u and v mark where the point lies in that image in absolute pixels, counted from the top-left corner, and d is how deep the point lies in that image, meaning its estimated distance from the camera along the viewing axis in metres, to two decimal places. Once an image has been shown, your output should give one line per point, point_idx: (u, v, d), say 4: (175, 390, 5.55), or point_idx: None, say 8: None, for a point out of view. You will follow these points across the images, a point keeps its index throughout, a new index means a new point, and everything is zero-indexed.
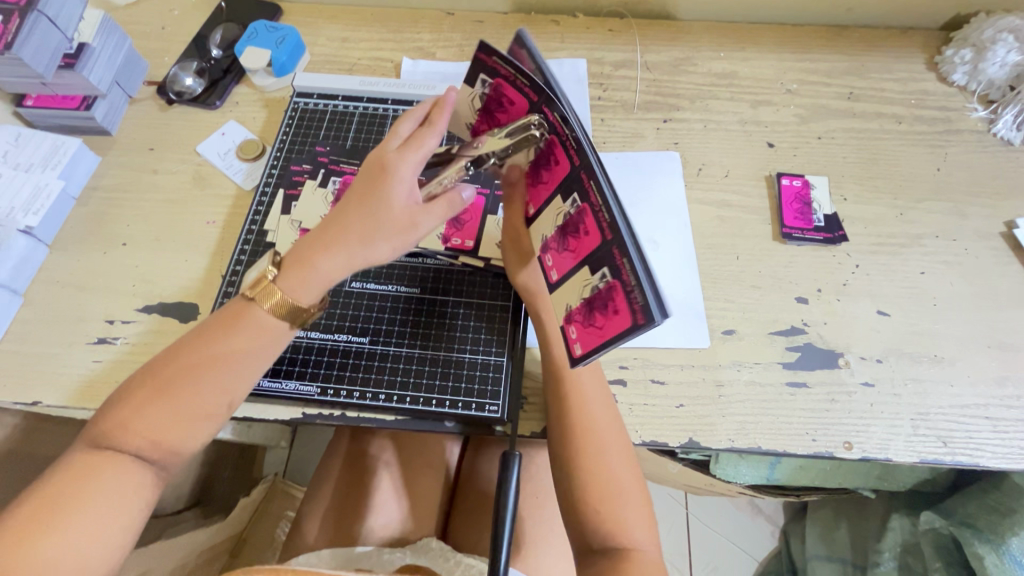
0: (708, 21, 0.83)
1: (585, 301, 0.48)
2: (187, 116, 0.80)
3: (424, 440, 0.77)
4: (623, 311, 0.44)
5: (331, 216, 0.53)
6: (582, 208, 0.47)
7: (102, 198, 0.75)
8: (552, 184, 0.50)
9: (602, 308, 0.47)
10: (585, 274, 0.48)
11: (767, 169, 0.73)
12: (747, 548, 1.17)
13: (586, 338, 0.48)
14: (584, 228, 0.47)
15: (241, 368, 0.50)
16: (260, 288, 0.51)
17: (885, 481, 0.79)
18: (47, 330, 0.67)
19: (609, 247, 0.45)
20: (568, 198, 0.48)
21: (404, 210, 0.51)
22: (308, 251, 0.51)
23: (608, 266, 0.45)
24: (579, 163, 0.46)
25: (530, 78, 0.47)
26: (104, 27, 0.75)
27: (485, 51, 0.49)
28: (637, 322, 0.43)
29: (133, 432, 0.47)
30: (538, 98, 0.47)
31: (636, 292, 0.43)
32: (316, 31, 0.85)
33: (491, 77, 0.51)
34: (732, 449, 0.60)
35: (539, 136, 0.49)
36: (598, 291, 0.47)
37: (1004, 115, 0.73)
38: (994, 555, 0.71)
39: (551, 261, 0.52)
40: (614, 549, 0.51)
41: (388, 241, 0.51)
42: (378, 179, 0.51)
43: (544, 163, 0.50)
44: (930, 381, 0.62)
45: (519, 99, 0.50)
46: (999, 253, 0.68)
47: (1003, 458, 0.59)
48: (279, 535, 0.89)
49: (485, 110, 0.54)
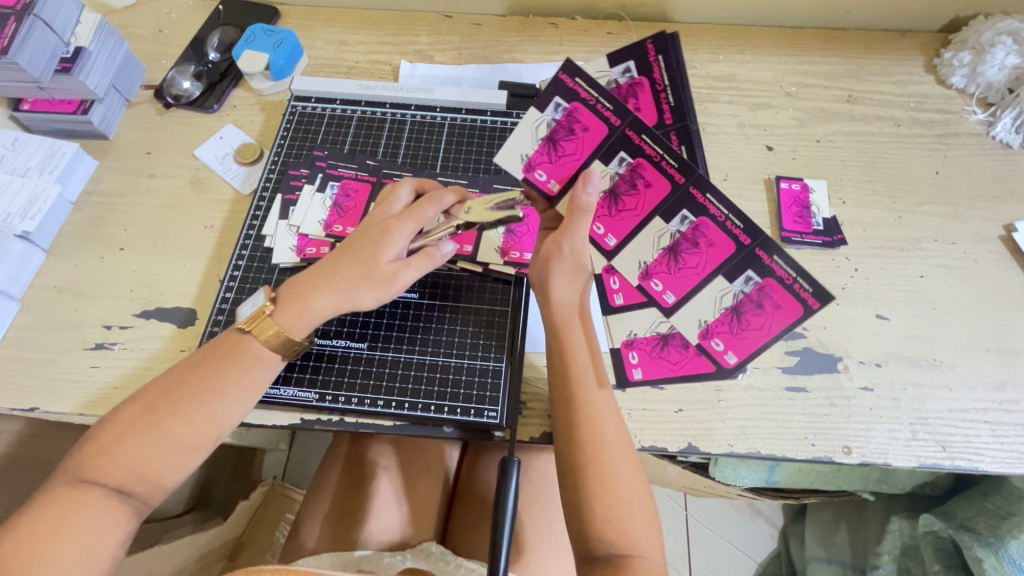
0: (707, 23, 0.83)
1: (731, 311, 0.60)
2: (184, 119, 0.80)
3: (423, 443, 0.77)
4: (786, 303, 0.58)
5: (326, 262, 0.57)
6: (702, 223, 0.57)
7: (99, 203, 0.75)
8: (642, 208, 0.57)
9: (754, 308, 0.59)
10: (722, 283, 0.59)
11: (766, 173, 0.73)
12: (747, 549, 1.16)
13: (650, 366, 0.63)
14: (705, 241, 0.58)
15: (232, 401, 0.53)
16: (258, 323, 0.55)
17: (884, 483, 0.80)
18: (45, 335, 0.67)
19: (749, 252, 0.57)
20: (675, 217, 0.57)
21: (387, 264, 0.56)
22: (303, 291, 0.56)
23: (753, 269, 0.58)
24: (688, 180, 0.55)
25: (672, 97, 0.72)
26: (101, 30, 0.75)
27: (565, 74, 0.54)
28: (808, 308, 0.57)
29: (120, 459, 0.49)
30: (624, 121, 0.54)
31: (799, 285, 0.57)
32: (313, 34, 0.85)
33: (567, 100, 0.55)
34: (732, 454, 0.60)
35: (626, 161, 0.55)
36: (743, 295, 0.59)
37: (1003, 118, 0.73)
38: (993, 558, 0.70)
39: (664, 285, 0.61)
40: (617, 556, 0.51)
41: (369, 290, 0.56)
42: (376, 235, 0.56)
43: (627, 188, 0.57)
44: (929, 386, 0.62)
45: (598, 124, 0.55)
46: (999, 257, 0.68)
47: (1003, 463, 0.59)
48: (279, 539, 0.88)
49: (549, 139, 0.56)
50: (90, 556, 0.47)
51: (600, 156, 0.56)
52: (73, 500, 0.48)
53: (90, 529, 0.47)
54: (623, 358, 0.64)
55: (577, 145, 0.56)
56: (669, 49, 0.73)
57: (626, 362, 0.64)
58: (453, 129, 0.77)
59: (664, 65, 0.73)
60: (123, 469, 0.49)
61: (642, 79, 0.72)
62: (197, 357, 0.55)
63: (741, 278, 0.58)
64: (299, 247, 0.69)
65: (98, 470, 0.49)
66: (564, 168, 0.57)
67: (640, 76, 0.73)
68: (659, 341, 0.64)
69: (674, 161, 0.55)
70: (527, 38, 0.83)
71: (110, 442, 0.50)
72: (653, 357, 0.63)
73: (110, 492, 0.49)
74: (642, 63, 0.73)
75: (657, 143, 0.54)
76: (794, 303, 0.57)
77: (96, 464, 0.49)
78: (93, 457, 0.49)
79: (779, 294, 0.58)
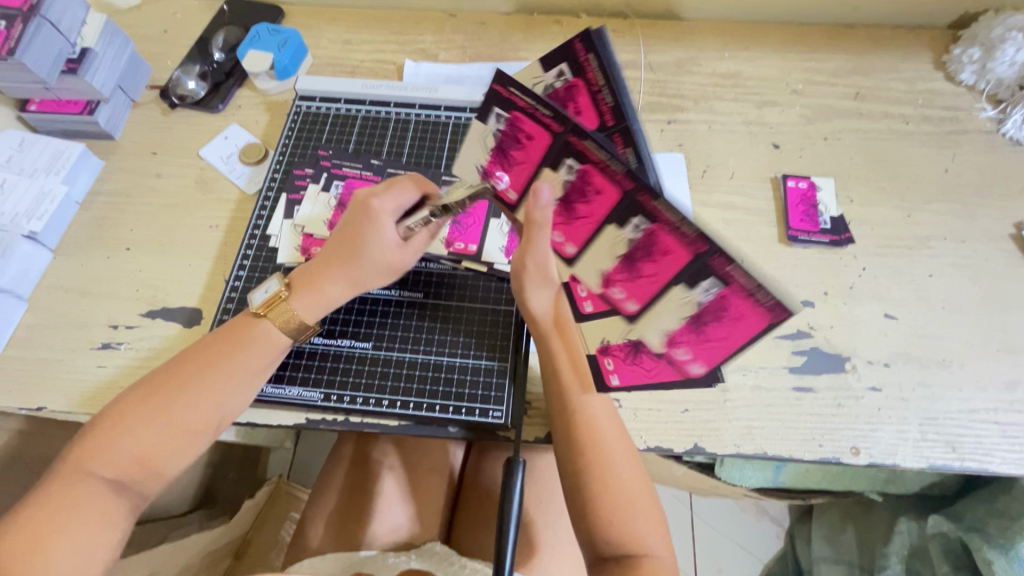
0: (713, 20, 0.82)
1: (693, 324, 0.44)
2: (189, 120, 0.80)
3: (427, 444, 0.77)
4: (751, 316, 0.40)
5: (328, 247, 0.59)
6: (652, 228, 0.41)
7: (106, 203, 0.75)
8: (594, 215, 0.45)
9: (718, 320, 0.42)
10: (681, 294, 0.43)
11: (772, 171, 0.73)
12: (754, 549, 1.16)
13: (624, 371, 0.51)
14: (658, 247, 0.41)
15: (240, 382, 0.54)
16: (274, 307, 0.57)
17: (893, 484, 0.79)
18: (52, 335, 0.67)
19: (705, 259, 0.39)
20: (626, 223, 0.42)
21: (390, 248, 0.58)
22: (317, 276, 0.58)
23: (711, 277, 0.40)
24: (635, 184, 0.40)
25: (611, 95, 0.51)
26: (107, 31, 0.75)
27: (499, 83, 0.46)
28: (776, 320, 0.40)
29: (127, 442, 0.50)
30: (564, 126, 0.43)
31: (763, 296, 0.39)
32: (318, 33, 0.85)
33: (506, 109, 0.47)
34: (738, 455, 0.60)
35: (571, 167, 0.44)
36: (705, 306, 0.42)
37: (1013, 115, 0.72)
38: (1003, 560, 0.70)
39: (626, 293, 0.47)
40: (626, 556, 0.51)
41: (380, 272, 0.59)
42: (363, 222, 0.56)
43: (578, 195, 0.45)
44: (939, 386, 0.61)
45: (540, 132, 0.45)
46: (1008, 256, 0.67)
47: (1013, 463, 0.58)
48: (285, 537, 0.90)
49: (501, 151, 0.50)
50: (92, 545, 0.47)
51: (548, 164, 0.46)
52: (71, 491, 0.48)
53: (95, 514, 0.48)
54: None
55: (526, 154, 0.47)
56: (608, 41, 0.51)
57: (601, 368, 0.53)
58: (456, 129, 0.77)
59: (596, 64, 0.52)
60: (129, 455, 0.50)
61: (575, 81, 0.53)
62: (202, 342, 0.56)
63: (700, 288, 0.41)
64: (303, 246, 0.69)
65: (103, 456, 0.49)
66: (520, 178, 0.49)
67: (575, 77, 0.53)
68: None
69: (618, 166, 0.40)
70: (531, 36, 0.83)
71: (111, 429, 0.50)
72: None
73: (111, 480, 0.49)
74: (574, 64, 0.53)
75: (599, 146, 0.41)
76: (758, 314, 0.40)
77: (96, 451, 0.49)
78: (96, 446, 0.50)
79: (738, 306, 0.40)
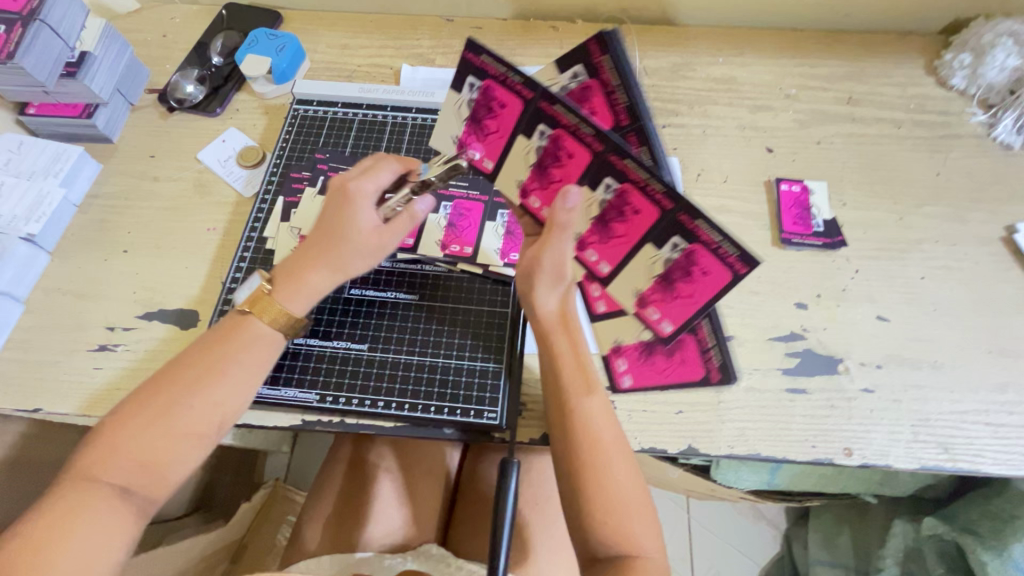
0: (708, 26, 0.83)
1: (662, 279, 0.54)
2: (187, 123, 0.81)
3: (424, 446, 0.77)
4: (715, 270, 0.51)
5: (309, 238, 0.59)
6: (624, 188, 0.50)
7: (103, 206, 0.76)
8: (568, 178, 0.52)
9: (685, 276, 0.52)
10: (650, 252, 0.53)
11: (766, 175, 0.73)
12: (750, 553, 1.16)
13: (638, 372, 0.63)
14: (631, 207, 0.51)
15: (236, 380, 0.54)
16: (259, 302, 0.57)
17: (886, 486, 0.79)
18: (48, 337, 0.67)
19: (673, 216, 0.49)
20: (599, 185, 0.51)
21: (367, 230, 0.57)
22: (296, 267, 0.58)
23: (680, 234, 0.50)
24: (606, 147, 0.48)
25: (626, 96, 0.53)
26: (106, 35, 0.76)
27: (472, 52, 0.51)
28: (738, 273, 0.50)
29: (128, 449, 0.50)
30: (535, 93, 0.49)
31: (726, 250, 0.48)
32: (315, 38, 0.86)
33: (550, 127, 0.50)
34: (731, 456, 0.60)
35: (545, 132, 0.51)
36: (672, 262, 0.52)
37: (1004, 120, 0.73)
38: (996, 561, 0.70)
39: (598, 255, 0.56)
40: (620, 558, 0.51)
41: (359, 256, 0.58)
42: (340, 204, 0.57)
43: (553, 159, 0.52)
44: (931, 387, 0.62)
45: (512, 99, 0.51)
46: (999, 259, 0.68)
47: (1006, 465, 0.59)
48: (280, 541, 0.90)
49: (473, 119, 0.56)
50: (101, 552, 0.47)
51: (521, 131, 0.53)
52: (77, 498, 0.48)
53: (98, 525, 0.47)
54: (611, 366, 0.64)
55: (499, 122, 0.54)
56: (621, 41, 0.51)
57: (614, 369, 0.64)
58: None
59: (611, 65, 0.52)
60: (130, 461, 0.50)
61: (590, 81, 0.54)
62: (199, 344, 0.55)
63: (668, 245, 0.51)
64: None
65: (105, 465, 0.49)
66: (493, 146, 0.56)
67: (591, 78, 0.54)
68: (644, 347, 0.62)
69: (590, 130, 0.47)
70: (528, 41, 0.83)
71: (115, 435, 0.50)
72: (640, 363, 0.63)
73: (117, 487, 0.49)
74: (589, 65, 0.53)
75: (568, 111, 0.48)
76: (723, 269, 0.50)
77: (102, 458, 0.49)
78: (98, 455, 0.49)
79: (705, 260, 0.50)
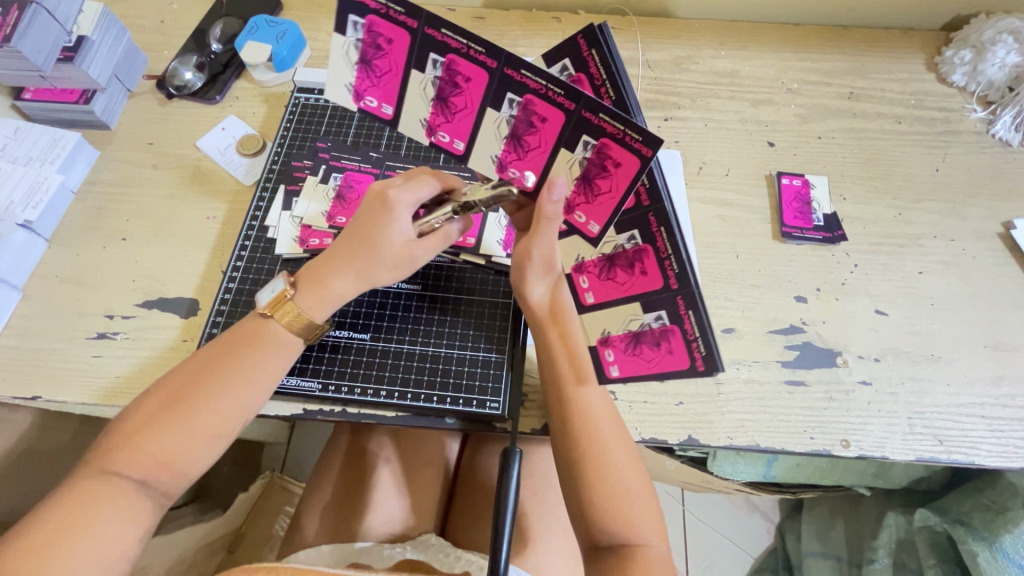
0: (709, 19, 0.83)
1: (606, 258, 0.56)
2: (186, 110, 0.80)
3: (423, 436, 0.77)
4: (625, 160, 0.47)
5: (338, 242, 0.58)
6: (602, 144, 0.47)
7: (101, 193, 0.75)
8: (545, 143, 0.50)
9: (601, 173, 0.49)
10: (566, 156, 0.50)
11: (766, 169, 0.74)
12: (742, 543, 1.17)
13: (625, 363, 0.59)
14: (611, 161, 0.48)
15: (257, 385, 0.54)
16: (281, 308, 0.56)
17: (880, 478, 0.80)
18: (46, 325, 0.67)
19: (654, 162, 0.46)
20: (576, 144, 0.48)
21: (402, 244, 0.56)
22: (320, 271, 0.57)
23: (588, 133, 0.47)
24: (578, 104, 0.46)
25: (614, 90, 0.50)
26: (104, 19, 0.75)
27: (430, 26, 0.47)
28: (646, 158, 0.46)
29: (146, 451, 0.49)
30: (420, 22, 0.48)
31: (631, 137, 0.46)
32: (315, 26, 0.85)
33: (518, 93, 0.48)
34: (730, 447, 0.61)
35: (516, 100, 0.49)
36: (587, 161, 0.49)
37: (1003, 117, 0.74)
38: (987, 552, 0.71)
39: (587, 215, 0.53)
40: (621, 546, 0.52)
41: (388, 270, 0.57)
42: (378, 211, 0.56)
43: (525, 127, 0.50)
44: (926, 379, 0.63)
45: (397, 32, 0.49)
46: (997, 254, 0.68)
47: (999, 456, 0.59)
48: (279, 532, 0.89)
49: (364, 62, 0.52)
50: (116, 546, 0.47)
51: (489, 104, 0.50)
52: (94, 492, 0.48)
53: (111, 521, 0.47)
54: (598, 356, 0.60)
55: (466, 98, 0.51)
56: (610, 38, 0.49)
57: (602, 360, 0.59)
58: None
59: (600, 61, 0.50)
60: (149, 460, 0.50)
61: (579, 76, 0.52)
62: (215, 348, 0.55)
63: (625, 235, 0.54)
64: (302, 238, 0.69)
65: (123, 462, 0.49)
66: (463, 125, 0.53)
67: (579, 71, 0.52)
68: (631, 339, 0.58)
69: (560, 88, 0.46)
70: (531, 32, 0.83)
71: (131, 435, 0.50)
72: (627, 354, 0.58)
73: (135, 482, 0.49)
74: (577, 59, 0.51)
75: (537, 73, 0.46)
76: (631, 158, 0.47)
77: (119, 456, 0.49)
78: (117, 451, 0.49)
79: (613, 153, 0.47)
